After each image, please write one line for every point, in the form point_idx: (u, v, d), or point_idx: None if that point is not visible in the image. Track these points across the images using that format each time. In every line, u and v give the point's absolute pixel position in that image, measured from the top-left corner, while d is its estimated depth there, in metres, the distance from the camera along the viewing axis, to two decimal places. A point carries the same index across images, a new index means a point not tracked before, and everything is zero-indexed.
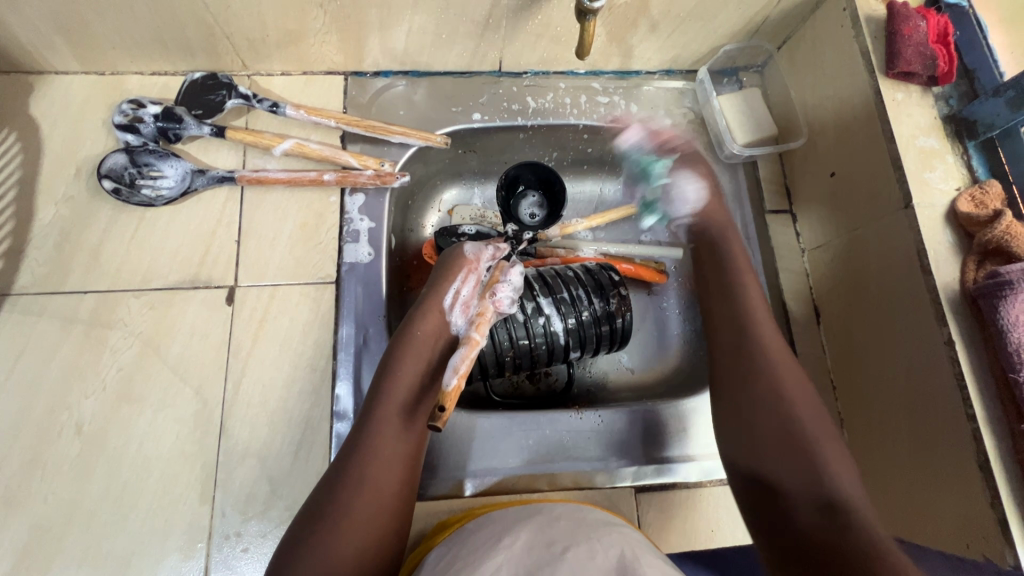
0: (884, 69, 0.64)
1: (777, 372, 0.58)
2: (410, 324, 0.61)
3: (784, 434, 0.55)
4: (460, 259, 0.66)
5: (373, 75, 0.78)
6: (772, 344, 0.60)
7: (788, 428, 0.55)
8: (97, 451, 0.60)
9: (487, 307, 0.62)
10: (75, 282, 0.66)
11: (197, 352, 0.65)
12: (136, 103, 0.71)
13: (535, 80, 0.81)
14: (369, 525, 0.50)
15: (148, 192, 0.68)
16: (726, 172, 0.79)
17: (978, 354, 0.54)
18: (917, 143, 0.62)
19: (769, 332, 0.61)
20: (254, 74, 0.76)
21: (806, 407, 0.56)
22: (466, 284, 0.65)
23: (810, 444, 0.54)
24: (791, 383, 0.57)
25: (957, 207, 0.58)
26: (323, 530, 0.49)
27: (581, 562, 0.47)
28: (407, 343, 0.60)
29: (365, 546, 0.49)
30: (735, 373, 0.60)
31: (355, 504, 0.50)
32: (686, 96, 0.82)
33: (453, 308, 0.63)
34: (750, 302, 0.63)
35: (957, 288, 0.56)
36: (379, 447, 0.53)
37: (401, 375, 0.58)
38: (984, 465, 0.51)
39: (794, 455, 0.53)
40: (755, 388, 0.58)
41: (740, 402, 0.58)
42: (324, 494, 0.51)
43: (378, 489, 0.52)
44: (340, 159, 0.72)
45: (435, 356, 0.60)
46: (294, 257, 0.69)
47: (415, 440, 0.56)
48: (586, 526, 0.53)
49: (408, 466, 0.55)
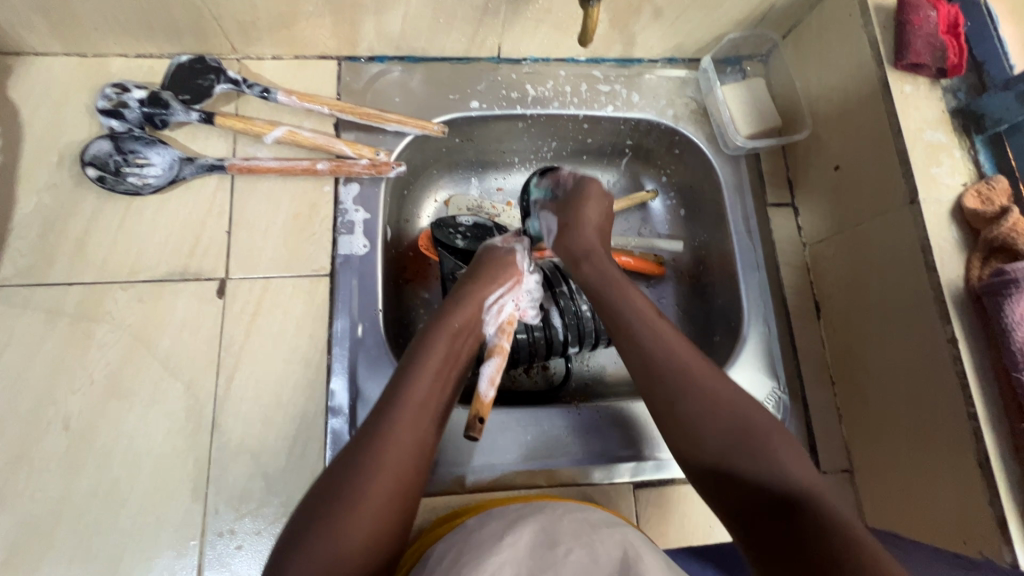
0: (892, 60, 0.63)
1: (694, 375, 0.54)
2: (447, 311, 0.61)
3: (722, 434, 0.51)
4: (505, 261, 0.67)
5: (367, 60, 0.76)
6: (681, 347, 0.56)
7: (725, 428, 0.51)
8: (85, 447, 0.59)
9: (513, 315, 0.66)
10: (59, 273, 0.63)
11: (187, 347, 0.63)
12: (120, 87, 0.69)
13: (534, 67, 0.78)
14: (381, 514, 0.48)
15: (134, 180, 0.66)
16: (728, 164, 0.77)
17: (981, 353, 0.54)
18: (925, 138, 0.60)
19: (677, 350, 0.56)
20: (243, 58, 0.73)
21: (734, 401, 0.52)
22: (512, 291, 0.66)
23: (754, 442, 0.50)
24: (719, 385, 0.53)
25: (964, 203, 0.57)
26: (334, 515, 0.46)
27: (585, 564, 0.47)
28: (441, 330, 0.59)
29: (375, 536, 0.47)
30: (659, 383, 0.55)
31: (371, 488, 0.48)
32: (688, 86, 0.80)
33: (490, 310, 0.64)
34: (632, 304, 0.60)
35: (962, 286, 0.55)
36: (402, 431, 0.51)
37: (428, 364, 0.56)
38: (985, 463, 0.51)
39: (746, 454, 0.50)
40: (679, 394, 0.53)
41: (670, 407, 0.53)
42: (332, 481, 0.48)
43: (396, 476, 0.49)
44: (334, 147, 0.70)
45: (466, 351, 0.61)
46: (287, 249, 0.68)
47: (436, 432, 0.55)
48: (589, 525, 0.52)
49: (424, 456, 0.53)
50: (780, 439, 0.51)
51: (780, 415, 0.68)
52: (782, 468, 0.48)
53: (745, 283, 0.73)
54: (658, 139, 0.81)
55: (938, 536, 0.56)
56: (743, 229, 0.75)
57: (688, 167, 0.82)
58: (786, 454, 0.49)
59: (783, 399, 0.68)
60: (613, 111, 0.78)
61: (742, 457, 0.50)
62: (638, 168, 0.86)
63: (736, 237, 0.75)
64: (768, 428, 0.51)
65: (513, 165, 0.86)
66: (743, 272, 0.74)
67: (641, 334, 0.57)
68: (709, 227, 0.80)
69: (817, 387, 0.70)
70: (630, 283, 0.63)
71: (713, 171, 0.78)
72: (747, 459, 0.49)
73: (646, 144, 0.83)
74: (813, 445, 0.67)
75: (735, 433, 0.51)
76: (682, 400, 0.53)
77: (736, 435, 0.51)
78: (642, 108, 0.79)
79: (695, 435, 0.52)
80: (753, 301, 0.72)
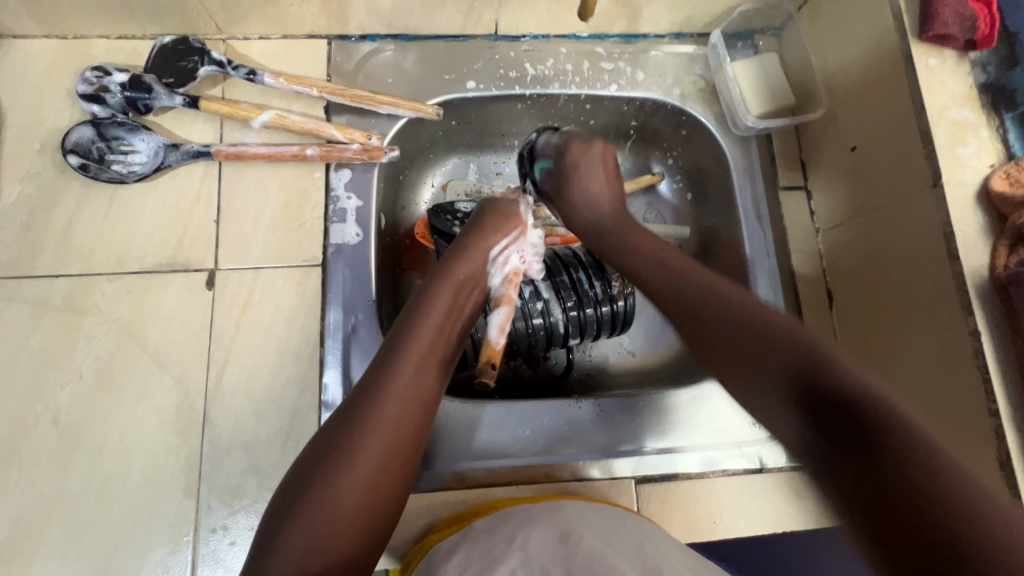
0: (918, 32, 0.58)
1: (736, 303, 0.48)
2: (451, 264, 0.60)
3: (740, 348, 0.45)
4: (513, 215, 0.65)
5: (359, 39, 0.72)
6: (716, 280, 0.51)
7: (776, 342, 0.44)
8: (76, 442, 0.58)
9: (519, 266, 0.65)
10: (45, 265, 0.62)
11: (176, 339, 0.62)
12: (100, 70, 0.66)
13: (533, 44, 0.75)
14: (377, 468, 0.45)
15: (118, 168, 0.64)
16: (738, 146, 0.74)
17: (1007, 347, 0.50)
18: (950, 115, 0.56)
19: (695, 275, 0.52)
20: (229, 39, 0.70)
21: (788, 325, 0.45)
22: (515, 243, 0.65)
23: (802, 349, 0.42)
24: (765, 310, 0.47)
25: (990, 186, 0.53)
26: (329, 473, 0.44)
27: (599, 553, 0.46)
28: (446, 280, 0.58)
29: (372, 495, 0.45)
30: (699, 322, 0.49)
31: (370, 443, 0.45)
32: (696, 62, 0.76)
33: (495, 262, 0.63)
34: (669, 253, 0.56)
35: (986, 275, 0.52)
36: (405, 381, 0.49)
37: (430, 314, 0.54)
38: (1005, 462, 0.48)
39: (802, 361, 0.41)
40: (699, 313, 0.49)
41: (695, 337, 0.49)
42: (326, 444, 0.46)
43: (396, 427, 0.47)
44: (324, 132, 0.67)
45: (472, 301, 0.59)
46: (277, 238, 0.65)
47: (440, 384, 0.52)
48: (603, 519, 0.51)
49: (428, 408, 0.50)
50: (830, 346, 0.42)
51: None
52: (840, 370, 0.39)
53: (755, 271, 0.70)
54: (664, 119, 0.77)
55: None
56: (753, 215, 0.72)
57: (695, 149, 0.78)
58: (848, 357, 0.40)
59: None
60: (617, 91, 0.74)
61: (791, 365, 0.42)
62: (643, 150, 0.83)
63: (745, 222, 0.72)
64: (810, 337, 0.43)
65: (514, 148, 0.83)
66: (752, 260, 0.70)
67: (684, 274, 0.53)
68: (718, 212, 0.77)
69: None
70: (651, 235, 0.60)
71: (721, 154, 0.74)
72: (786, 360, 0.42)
73: (651, 125, 0.79)
74: None
75: (758, 344, 0.44)
76: (717, 327, 0.48)
77: (788, 346, 0.43)
78: (647, 87, 0.75)
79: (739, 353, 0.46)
80: (763, 290, 0.69)
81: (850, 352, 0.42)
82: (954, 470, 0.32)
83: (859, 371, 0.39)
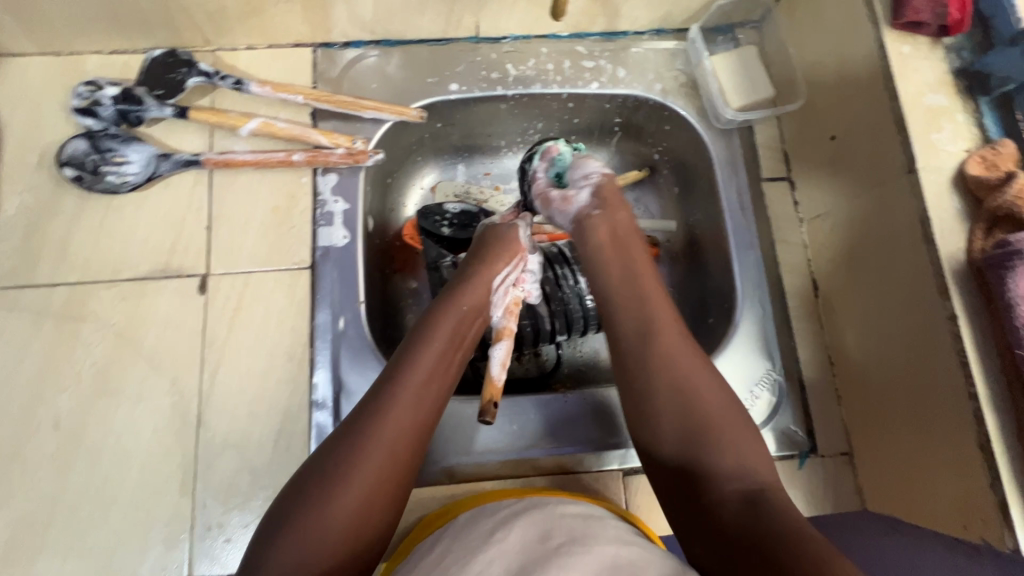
0: (890, 20, 0.59)
1: (668, 360, 0.54)
2: (454, 294, 0.60)
3: (672, 414, 0.52)
4: (513, 241, 0.65)
5: (343, 46, 0.74)
6: (662, 328, 0.56)
7: (695, 416, 0.51)
8: (77, 445, 0.60)
9: (518, 295, 0.65)
10: (44, 274, 0.64)
11: (171, 343, 0.63)
12: (93, 85, 0.68)
13: (515, 45, 0.76)
14: (372, 493, 0.46)
15: (113, 178, 0.66)
16: (720, 140, 0.74)
17: (985, 330, 0.50)
18: (925, 101, 0.56)
19: (660, 315, 0.57)
20: (217, 50, 0.72)
21: (710, 394, 0.52)
22: (516, 270, 0.65)
23: (718, 433, 0.50)
24: (697, 376, 0.53)
25: (966, 170, 0.53)
26: (322, 495, 0.44)
27: (575, 551, 0.45)
28: (450, 309, 0.58)
29: (363, 519, 0.45)
30: (638, 388, 0.54)
31: (364, 471, 0.46)
32: (677, 58, 0.76)
33: (499, 290, 0.63)
34: (630, 269, 0.61)
35: (963, 260, 0.52)
36: (403, 412, 0.49)
37: (432, 346, 0.55)
38: (985, 446, 0.48)
39: (706, 442, 0.50)
40: (651, 365, 0.54)
41: (641, 381, 0.54)
42: (321, 466, 0.46)
43: (391, 456, 0.47)
44: (310, 137, 0.69)
45: (474, 330, 0.59)
46: (266, 242, 0.67)
47: (437, 413, 0.53)
48: (582, 518, 0.50)
49: (424, 438, 0.50)
50: (735, 433, 0.50)
51: (775, 398, 0.66)
52: (732, 462, 0.49)
53: (740, 263, 0.70)
54: (647, 115, 0.78)
55: (940, 521, 0.54)
56: (737, 207, 0.72)
57: (679, 143, 0.79)
58: (748, 452, 0.50)
59: (779, 381, 0.66)
60: (598, 88, 0.75)
61: (699, 448, 0.50)
62: (629, 146, 0.83)
63: (729, 214, 0.72)
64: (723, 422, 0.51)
65: (500, 149, 0.84)
66: (737, 252, 0.71)
67: (645, 307, 0.58)
68: (703, 205, 0.77)
69: (815, 368, 0.68)
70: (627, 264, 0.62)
71: (704, 147, 0.75)
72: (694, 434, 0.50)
73: (635, 121, 0.80)
74: (811, 428, 0.66)
75: (686, 416, 0.51)
76: (655, 389, 0.53)
77: (707, 428, 0.50)
78: (628, 84, 0.75)
79: (659, 429, 0.52)
80: (747, 281, 0.70)
81: (753, 433, 0.51)
82: (813, 543, 0.41)
83: (751, 462, 0.49)
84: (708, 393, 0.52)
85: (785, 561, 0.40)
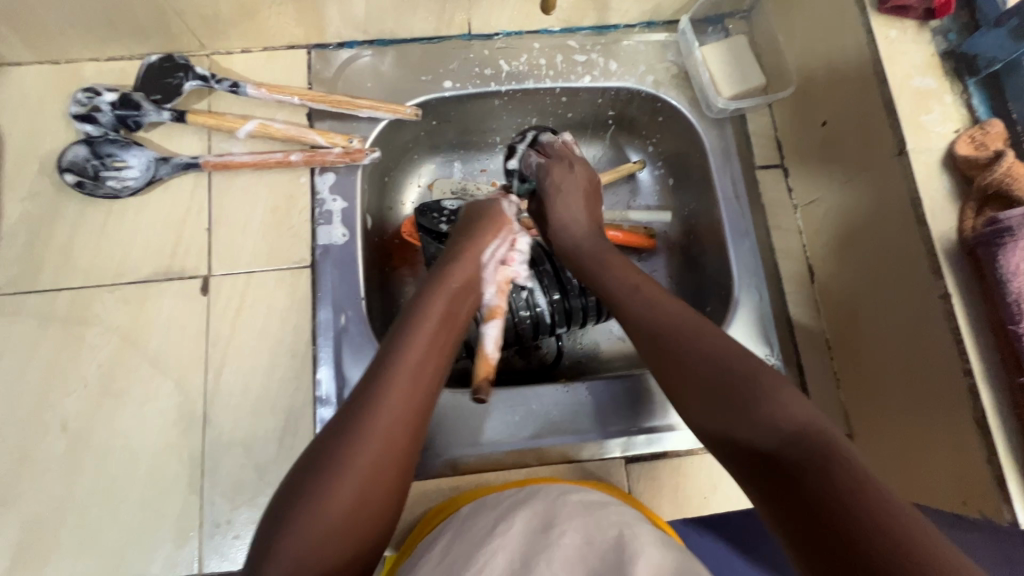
0: (876, 5, 0.60)
1: (695, 336, 0.52)
2: (444, 273, 0.60)
3: (715, 382, 0.48)
4: (495, 216, 0.67)
5: (337, 47, 0.75)
6: (674, 309, 0.55)
7: (721, 381, 0.48)
8: (85, 446, 0.61)
9: (509, 273, 0.66)
10: (49, 280, 0.65)
11: (174, 344, 0.64)
12: (91, 91, 0.69)
13: (507, 41, 0.76)
14: (372, 464, 0.46)
15: (113, 183, 0.67)
16: (713, 129, 0.75)
17: (978, 307, 0.51)
18: (913, 84, 0.57)
19: (668, 301, 0.56)
20: (212, 54, 0.72)
21: (723, 356, 0.49)
22: (503, 243, 0.66)
23: (746, 393, 0.46)
24: (712, 342, 0.51)
25: (955, 150, 0.54)
26: (322, 479, 0.45)
27: (578, 546, 0.45)
28: (439, 286, 0.59)
29: (365, 498, 0.45)
30: (662, 376, 0.52)
31: (361, 449, 0.46)
32: (668, 49, 0.77)
33: (489, 267, 0.64)
34: (620, 274, 0.60)
35: (955, 239, 0.53)
36: (397, 390, 0.50)
37: (422, 321, 0.55)
38: (981, 421, 0.49)
39: (742, 407, 0.45)
40: (672, 344, 0.52)
41: (671, 358, 0.51)
42: (319, 452, 0.47)
43: (388, 433, 0.47)
44: (307, 138, 0.69)
45: (465, 304, 0.60)
46: (266, 243, 0.68)
47: (434, 386, 0.53)
48: (581, 507, 0.50)
49: (421, 415, 0.50)
50: (786, 388, 0.46)
51: None
52: (787, 413, 0.44)
53: (736, 251, 0.71)
54: (640, 107, 0.79)
55: (939, 499, 0.54)
56: (732, 195, 0.73)
57: (673, 134, 0.79)
58: (785, 396, 0.45)
59: (777, 365, 0.67)
60: (591, 82, 0.76)
61: (743, 410, 0.46)
62: (623, 139, 0.84)
63: (724, 202, 0.73)
64: (762, 376, 0.46)
65: (496, 145, 0.85)
66: (732, 240, 0.71)
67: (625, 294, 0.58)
68: (698, 195, 0.78)
69: (813, 352, 0.68)
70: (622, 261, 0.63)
71: (697, 137, 0.75)
72: (739, 393, 0.46)
73: (628, 113, 0.80)
74: None
75: (729, 383, 0.47)
76: (682, 366, 0.50)
77: (734, 388, 0.47)
78: (620, 76, 0.76)
79: (697, 410, 0.48)
80: (744, 268, 0.70)
81: (789, 384, 0.46)
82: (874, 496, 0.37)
83: (790, 409, 0.44)
84: (739, 356, 0.49)
85: (852, 504, 0.37)
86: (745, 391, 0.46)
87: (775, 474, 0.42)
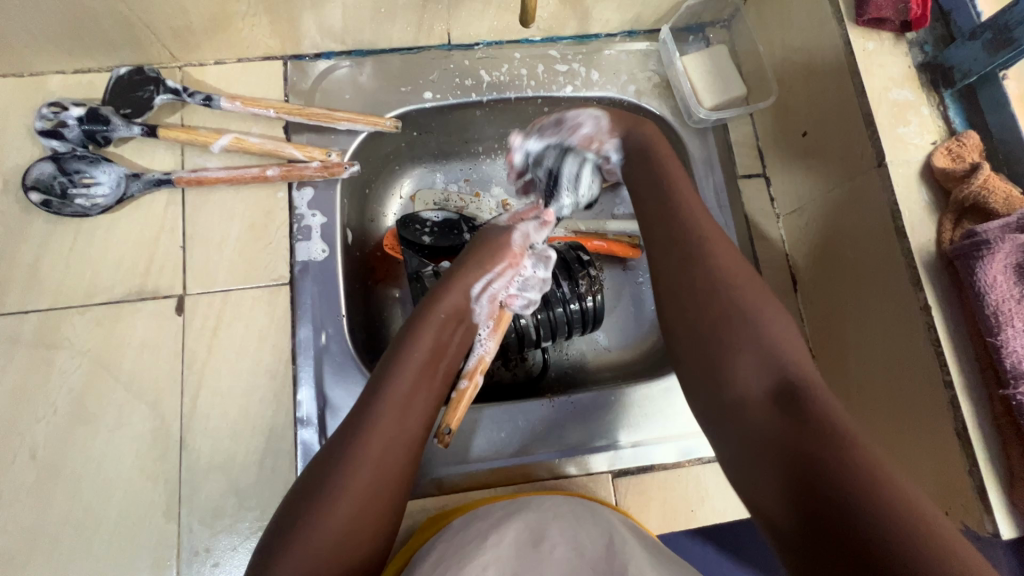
0: (853, 17, 0.60)
1: (715, 261, 0.54)
2: (432, 302, 0.59)
3: (726, 313, 0.52)
4: (505, 247, 0.63)
5: (313, 58, 0.73)
6: (699, 224, 0.56)
7: (728, 309, 0.52)
8: (56, 474, 0.59)
9: (508, 305, 0.64)
10: (14, 303, 0.62)
11: (149, 366, 0.62)
12: (57, 106, 0.66)
13: (487, 51, 0.76)
14: (365, 500, 0.46)
15: (82, 201, 0.64)
16: (695, 139, 0.75)
17: (957, 319, 0.51)
18: (891, 96, 0.58)
19: (704, 218, 0.57)
20: (185, 66, 0.71)
21: (749, 289, 0.53)
22: (501, 276, 0.63)
23: (744, 325, 0.51)
24: (736, 272, 0.54)
25: (933, 162, 0.54)
26: (315, 505, 0.44)
27: (571, 558, 0.44)
28: (428, 319, 0.58)
29: (360, 526, 0.45)
30: (678, 307, 0.54)
31: (353, 479, 0.46)
32: (650, 59, 0.77)
33: (479, 297, 0.62)
34: (674, 174, 0.60)
35: (934, 251, 0.53)
36: (389, 421, 0.50)
37: (414, 356, 0.55)
38: (962, 433, 0.50)
39: (742, 331, 0.50)
40: (688, 259, 0.55)
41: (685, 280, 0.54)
42: (311, 482, 0.46)
43: (382, 462, 0.48)
44: (283, 151, 0.68)
45: (455, 340, 0.59)
46: (243, 260, 0.66)
47: (426, 427, 0.53)
48: (573, 520, 0.49)
49: (412, 448, 0.50)
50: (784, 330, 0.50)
51: None
52: (783, 353, 0.49)
53: None
54: (622, 116, 0.78)
55: None
56: (715, 205, 0.73)
57: None
58: (788, 342, 0.50)
59: None
60: (573, 92, 0.75)
61: (744, 348, 0.50)
62: None
63: (707, 212, 0.73)
64: (762, 310, 0.51)
65: (478, 155, 0.84)
66: None
67: (679, 199, 0.58)
68: None
69: None
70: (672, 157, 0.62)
71: (680, 146, 0.75)
72: (738, 328, 0.51)
73: None
74: None
75: (737, 318, 0.51)
76: (695, 288, 0.54)
77: (743, 324, 0.51)
78: (602, 86, 0.75)
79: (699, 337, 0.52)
80: None
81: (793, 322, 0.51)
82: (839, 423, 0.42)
83: (786, 349, 0.49)
84: (756, 289, 0.53)
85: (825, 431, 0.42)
86: (746, 317, 0.51)
87: (778, 401, 0.46)
